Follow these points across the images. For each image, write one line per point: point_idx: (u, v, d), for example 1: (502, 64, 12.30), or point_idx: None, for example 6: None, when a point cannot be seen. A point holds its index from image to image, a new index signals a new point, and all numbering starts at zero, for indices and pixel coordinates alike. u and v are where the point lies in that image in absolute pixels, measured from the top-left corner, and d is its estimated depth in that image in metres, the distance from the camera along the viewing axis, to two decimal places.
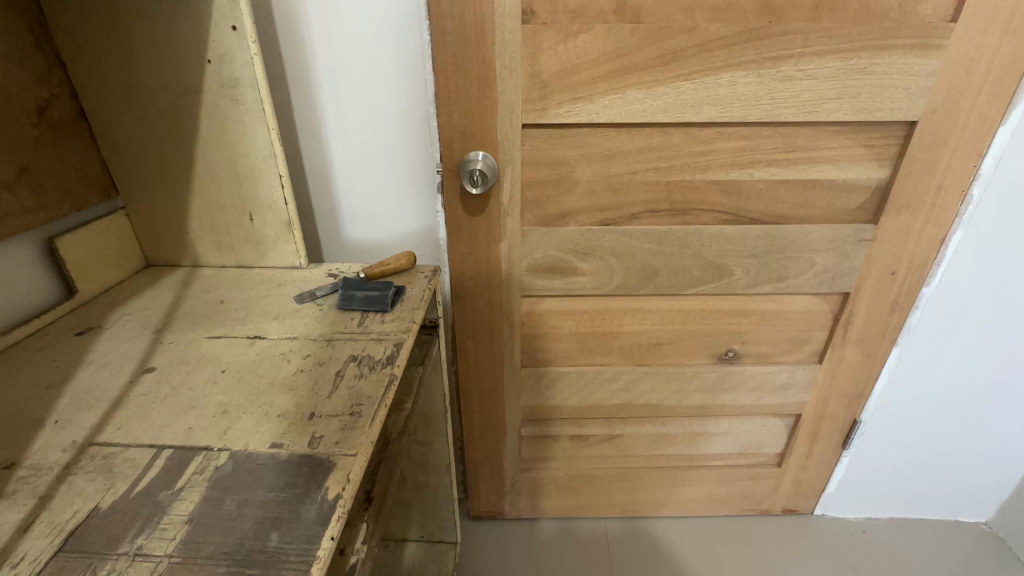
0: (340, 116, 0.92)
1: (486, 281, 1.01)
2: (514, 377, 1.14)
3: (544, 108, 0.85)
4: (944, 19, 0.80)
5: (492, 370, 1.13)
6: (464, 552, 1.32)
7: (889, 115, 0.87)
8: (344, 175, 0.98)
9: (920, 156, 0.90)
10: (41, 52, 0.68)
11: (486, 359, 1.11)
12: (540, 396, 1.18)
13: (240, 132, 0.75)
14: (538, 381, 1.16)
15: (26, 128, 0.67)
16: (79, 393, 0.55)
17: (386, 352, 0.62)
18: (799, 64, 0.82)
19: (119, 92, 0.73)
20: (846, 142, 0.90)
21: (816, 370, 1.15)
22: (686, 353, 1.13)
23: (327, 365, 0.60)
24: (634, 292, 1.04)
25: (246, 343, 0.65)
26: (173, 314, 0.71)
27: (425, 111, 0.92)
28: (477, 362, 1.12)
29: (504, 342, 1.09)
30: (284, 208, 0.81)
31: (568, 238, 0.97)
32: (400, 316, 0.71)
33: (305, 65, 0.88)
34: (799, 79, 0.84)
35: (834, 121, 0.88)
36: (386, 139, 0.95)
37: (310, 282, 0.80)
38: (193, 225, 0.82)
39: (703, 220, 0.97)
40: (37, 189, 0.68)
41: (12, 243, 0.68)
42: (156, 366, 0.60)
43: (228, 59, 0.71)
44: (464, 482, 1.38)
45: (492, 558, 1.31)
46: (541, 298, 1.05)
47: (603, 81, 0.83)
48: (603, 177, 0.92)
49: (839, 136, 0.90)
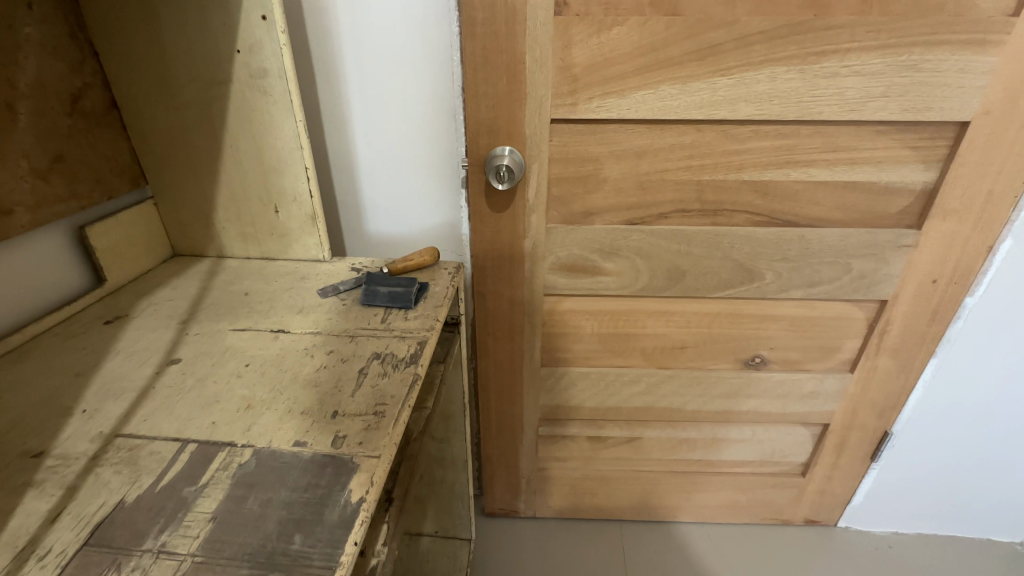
0: (366, 111, 0.92)
1: (508, 279, 0.99)
2: (533, 376, 1.13)
3: (574, 103, 0.83)
4: (1005, 14, 0.75)
5: (511, 368, 1.12)
6: (477, 548, 1.32)
7: (939, 115, 0.82)
8: (368, 167, 0.97)
9: (969, 158, 0.85)
10: (75, 41, 0.68)
11: (505, 357, 1.10)
12: (558, 397, 1.16)
13: (267, 124, 0.74)
14: (557, 381, 1.14)
15: (60, 117, 0.67)
16: (107, 383, 0.56)
17: (410, 351, 0.62)
18: (845, 59, 0.78)
19: (150, 82, 0.73)
20: (890, 142, 0.86)
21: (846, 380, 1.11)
22: (710, 358, 1.10)
23: (350, 362, 0.59)
24: (659, 294, 1.01)
25: (270, 336, 0.64)
26: (198, 305, 0.72)
27: (452, 106, 0.91)
28: (496, 360, 1.11)
29: (524, 340, 1.07)
30: (309, 201, 0.80)
31: (593, 237, 0.95)
32: (424, 314, 0.70)
33: (331, 56, 0.87)
34: (844, 76, 0.80)
35: (878, 120, 0.84)
36: (411, 132, 0.93)
37: (332, 276, 0.80)
38: (220, 215, 0.83)
39: (735, 221, 0.93)
40: (71, 178, 0.68)
41: (45, 231, 0.68)
42: (181, 358, 0.60)
43: (257, 50, 0.70)
44: (479, 479, 1.38)
45: (505, 555, 1.30)
46: (564, 297, 1.03)
47: (636, 76, 0.81)
48: (632, 175, 0.90)
49: (883, 137, 0.85)
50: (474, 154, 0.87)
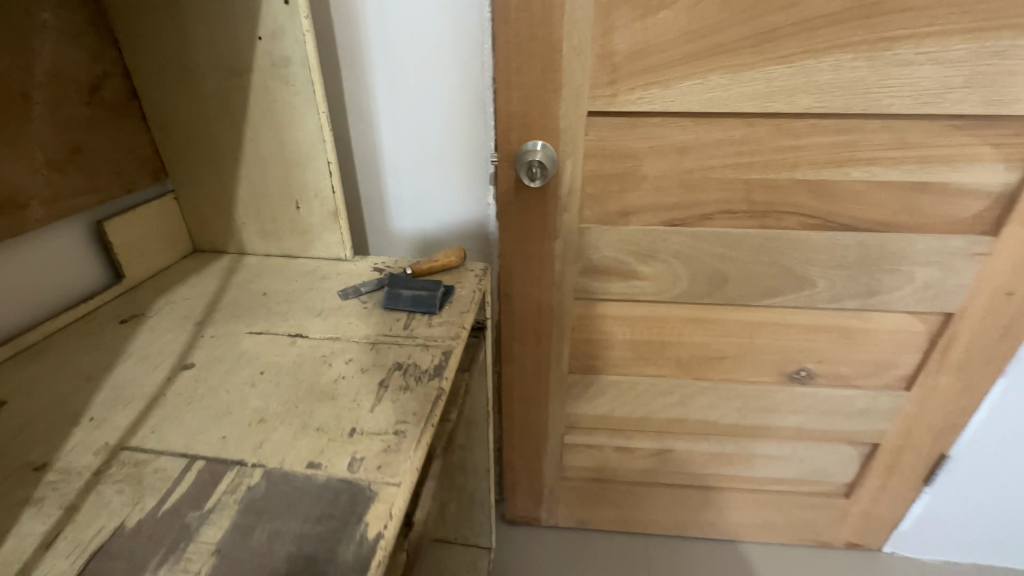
0: (393, 104, 0.88)
1: (536, 282, 0.94)
2: (559, 383, 1.07)
3: (614, 94, 0.77)
4: None
5: (537, 374, 1.07)
6: (497, 556, 1.28)
7: None
8: (393, 162, 0.93)
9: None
10: (95, 28, 0.65)
11: (531, 363, 1.05)
12: (585, 405, 1.11)
13: (289, 116, 0.71)
14: (585, 389, 1.08)
15: (79, 107, 0.64)
16: (118, 388, 0.53)
17: (434, 361, 0.57)
18: (924, 46, 0.70)
19: (171, 71, 0.70)
20: (968, 139, 0.77)
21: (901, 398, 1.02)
22: (752, 370, 1.02)
23: (370, 373, 0.55)
24: (699, 301, 0.94)
25: (287, 341, 0.61)
26: (216, 304, 0.69)
27: (482, 99, 0.86)
28: (521, 366, 1.06)
29: (552, 345, 1.02)
30: (331, 197, 0.76)
31: (629, 238, 0.88)
32: (450, 319, 0.65)
33: (357, 45, 0.83)
34: (919, 64, 0.71)
35: (956, 114, 0.75)
36: (439, 125, 0.89)
37: (354, 276, 0.76)
38: (240, 211, 0.80)
39: (786, 224, 0.86)
40: (90, 170, 0.66)
41: (62, 226, 0.66)
42: (195, 363, 0.57)
43: (280, 36, 0.66)
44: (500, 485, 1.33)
45: (525, 566, 1.26)
46: (595, 301, 0.97)
47: (685, 65, 0.74)
48: (674, 173, 0.83)
49: (960, 133, 0.76)
50: (504, 149, 0.81)
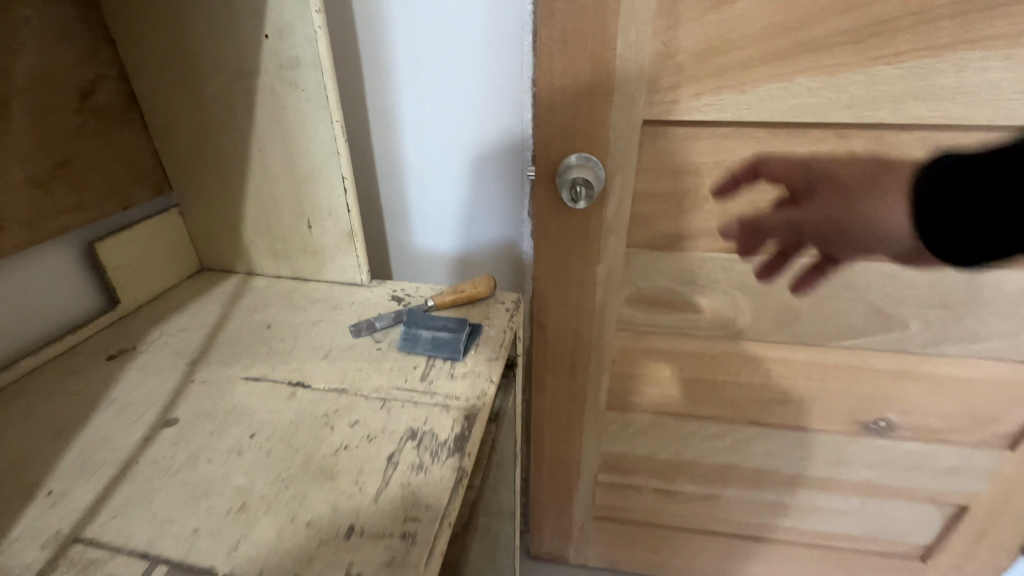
0: (419, 110, 0.78)
1: (574, 310, 0.83)
2: (595, 419, 0.96)
3: (676, 100, 0.65)
4: None
5: (570, 409, 0.96)
6: None
7: None
8: (418, 174, 0.84)
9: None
10: (87, 25, 0.58)
11: (564, 396, 0.94)
12: (622, 444, 0.99)
13: (300, 126, 0.62)
14: (623, 426, 0.97)
15: (67, 115, 0.57)
16: (87, 450, 0.45)
17: (454, 429, 0.47)
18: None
19: (171, 74, 0.62)
20: None
21: (999, 456, 0.87)
22: (821, 417, 0.88)
23: (378, 443, 0.46)
24: (762, 338, 0.82)
25: (286, 393, 0.52)
26: (213, 339, 0.61)
27: (520, 104, 0.75)
28: (553, 398, 0.95)
29: (589, 379, 0.91)
30: (346, 216, 0.67)
31: (685, 266, 0.76)
32: (475, 369, 0.55)
33: (380, 43, 0.74)
34: None
35: None
36: (470, 133, 0.79)
37: (370, 306, 0.67)
38: (248, 229, 0.72)
39: (877, 255, 0.72)
40: (78, 186, 0.59)
41: (49, 249, 0.59)
42: (178, 418, 0.49)
43: (289, 34, 0.57)
44: (525, 517, 1.23)
45: None
46: (640, 333, 0.85)
47: (765, 65, 0.61)
48: (743, 193, 0.70)
49: None
50: (543, 162, 0.70)
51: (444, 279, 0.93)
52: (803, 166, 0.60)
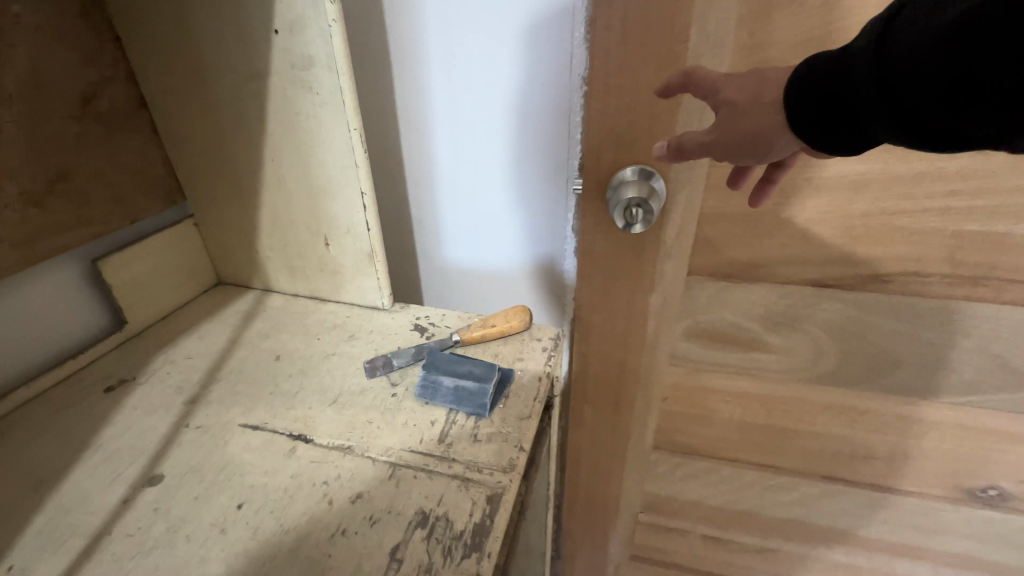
0: (453, 112, 0.69)
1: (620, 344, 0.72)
2: (639, 462, 0.85)
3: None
4: None
5: (611, 442, 0.83)
6: None
7: None
8: (451, 182, 0.75)
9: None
10: (89, 22, 0.53)
11: (605, 437, 0.82)
12: (668, 489, 0.88)
13: (314, 134, 0.55)
14: (671, 470, 0.85)
15: (66, 123, 0.52)
16: (62, 510, 0.40)
17: (473, 519, 0.39)
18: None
19: (180, 75, 0.56)
20: None
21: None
22: (913, 477, 0.74)
23: (381, 529, 0.38)
24: (849, 386, 0.68)
25: (285, 449, 0.45)
26: (217, 370, 0.55)
27: (568, 106, 0.64)
28: (592, 439, 0.83)
29: (634, 414, 0.78)
30: (365, 235, 0.60)
31: (757, 300, 0.64)
32: (503, 431, 0.46)
33: (411, 35, 0.65)
34: None
35: None
36: (509, 138, 0.69)
37: (389, 336, 0.60)
38: (264, 244, 0.66)
39: (1007, 298, 0.57)
40: (79, 200, 0.54)
41: (51, 268, 0.55)
42: (164, 475, 0.43)
43: (300, 29, 0.49)
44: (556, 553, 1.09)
45: None
46: (696, 371, 0.73)
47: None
48: (840, 218, 0.56)
49: None
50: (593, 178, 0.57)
51: (475, 295, 0.85)
52: (717, 83, 0.40)
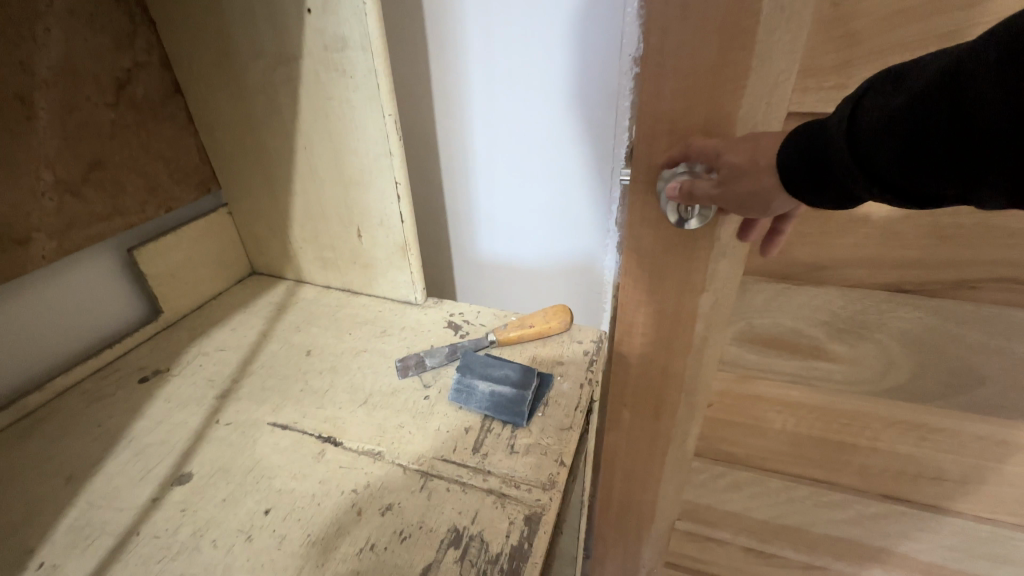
0: (491, 99, 0.66)
1: (664, 348, 0.66)
2: (678, 469, 0.80)
3: (845, 85, 0.41)
4: None
5: (648, 449, 0.79)
6: None
7: None
8: (487, 172, 0.72)
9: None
10: (121, 5, 0.51)
11: (643, 441, 0.78)
12: (709, 499, 0.83)
13: (347, 121, 0.52)
14: (712, 480, 0.80)
15: (100, 110, 0.51)
16: (93, 507, 0.39)
17: (510, 540, 0.36)
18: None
19: (213, 60, 0.54)
20: None
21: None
22: (989, 502, 0.67)
23: (413, 546, 0.36)
24: (922, 402, 0.61)
25: (314, 450, 0.43)
26: (248, 364, 0.54)
27: (617, 89, 0.60)
28: (629, 444, 0.79)
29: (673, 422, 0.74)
30: (399, 227, 0.57)
31: (822, 304, 0.58)
32: (541, 442, 0.43)
33: (450, 15, 0.61)
34: None
35: None
36: (550, 125, 0.65)
37: (421, 333, 0.57)
38: (297, 234, 0.64)
39: None
40: (113, 189, 0.53)
41: (87, 257, 0.55)
42: (193, 473, 0.42)
43: (333, 6, 0.46)
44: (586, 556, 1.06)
45: None
46: (747, 378, 0.67)
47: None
48: (925, 216, 0.50)
49: None
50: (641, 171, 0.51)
51: (509, 289, 0.82)
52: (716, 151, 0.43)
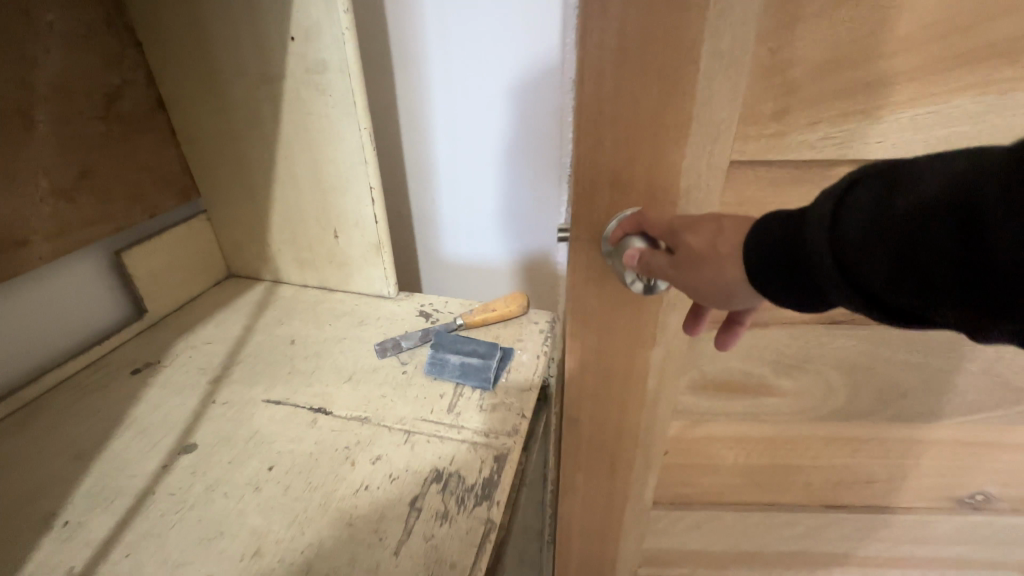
0: (454, 117, 0.74)
1: (602, 407, 0.51)
2: (633, 533, 0.65)
3: (784, 133, 0.35)
4: None
5: (600, 516, 0.62)
6: None
7: None
8: (449, 179, 0.80)
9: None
10: (113, 30, 0.56)
11: (596, 507, 0.62)
12: (662, 547, 0.68)
13: (326, 132, 0.59)
14: (668, 528, 0.65)
15: (91, 123, 0.55)
16: (105, 477, 0.44)
17: (483, 473, 0.43)
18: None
19: (199, 80, 0.60)
20: None
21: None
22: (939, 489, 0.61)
23: (401, 485, 0.43)
24: (882, 424, 0.55)
25: (306, 419, 0.49)
26: (235, 354, 0.59)
27: (562, 108, 0.70)
28: (579, 511, 0.62)
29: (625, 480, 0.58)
30: (373, 227, 0.64)
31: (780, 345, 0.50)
32: (506, 400, 0.51)
33: (414, 43, 0.70)
34: None
35: None
36: (505, 137, 0.74)
37: (395, 322, 0.64)
38: (275, 236, 0.70)
39: None
40: (103, 196, 0.57)
41: (77, 259, 0.59)
42: (197, 444, 0.47)
43: (315, 35, 0.53)
44: None
45: None
46: (699, 423, 0.55)
47: (972, 70, 0.32)
48: None
49: None
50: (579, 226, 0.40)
51: (475, 289, 0.90)
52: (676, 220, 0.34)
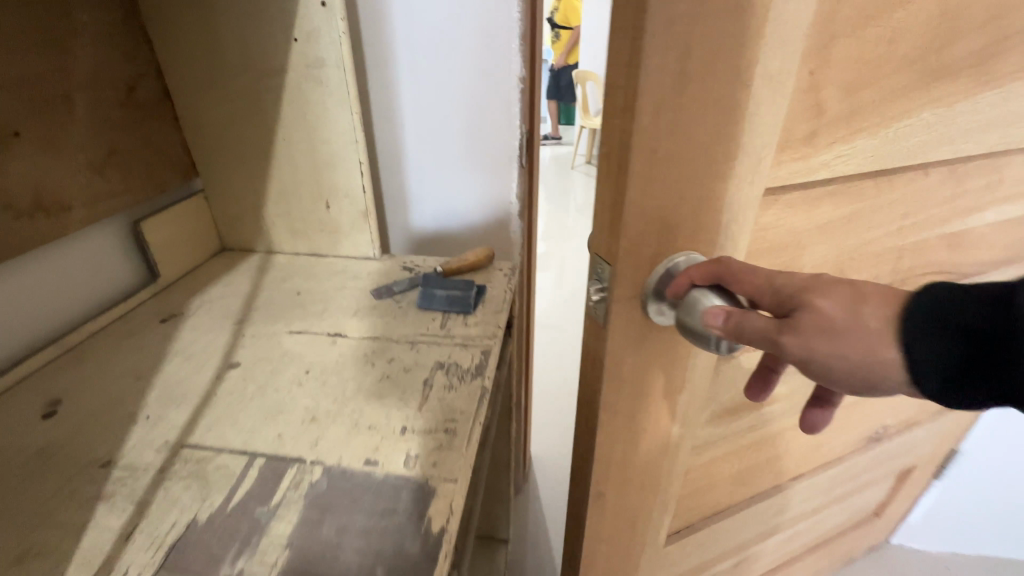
0: (418, 107, 0.90)
1: (642, 454, 0.53)
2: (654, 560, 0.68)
3: (811, 153, 0.42)
4: None
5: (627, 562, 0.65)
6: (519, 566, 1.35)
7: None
8: (416, 162, 0.95)
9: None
10: (130, 29, 0.66)
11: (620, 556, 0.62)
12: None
13: (322, 116, 0.72)
14: (686, 555, 0.73)
15: (115, 108, 0.65)
16: (168, 387, 0.54)
17: (474, 361, 0.59)
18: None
19: (204, 73, 0.71)
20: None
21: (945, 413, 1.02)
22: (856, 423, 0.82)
23: (413, 372, 0.57)
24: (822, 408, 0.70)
25: (328, 341, 0.62)
26: (251, 304, 0.70)
27: (509, 98, 0.89)
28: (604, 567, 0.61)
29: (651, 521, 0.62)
30: (361, 196, 0.78)
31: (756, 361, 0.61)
32: (484, 318, 0.67)
33: (386, 47, 0.86)
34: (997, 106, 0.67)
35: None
36: (463, 124, 0.91)
37: (384, 275, 0.77)
38: (270, 210, 0.81)
39: None
40: (125, 171, 0.67)
41: (100, 226, 0.67)
42: (240, 362, 0.58)
43: (315, 37, 0.67)
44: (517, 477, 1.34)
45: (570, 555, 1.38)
46: (707, 449, 0.63)
47: (907, 98, 0.43)
48: None
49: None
50: (629, 286, 0.42)
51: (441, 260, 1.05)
52: (767, 282, 0.36)
